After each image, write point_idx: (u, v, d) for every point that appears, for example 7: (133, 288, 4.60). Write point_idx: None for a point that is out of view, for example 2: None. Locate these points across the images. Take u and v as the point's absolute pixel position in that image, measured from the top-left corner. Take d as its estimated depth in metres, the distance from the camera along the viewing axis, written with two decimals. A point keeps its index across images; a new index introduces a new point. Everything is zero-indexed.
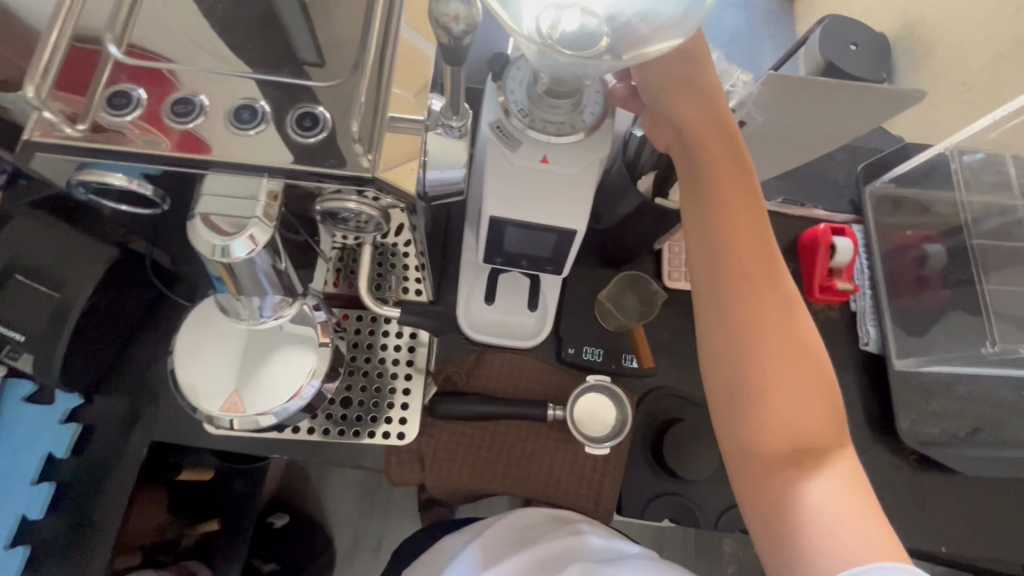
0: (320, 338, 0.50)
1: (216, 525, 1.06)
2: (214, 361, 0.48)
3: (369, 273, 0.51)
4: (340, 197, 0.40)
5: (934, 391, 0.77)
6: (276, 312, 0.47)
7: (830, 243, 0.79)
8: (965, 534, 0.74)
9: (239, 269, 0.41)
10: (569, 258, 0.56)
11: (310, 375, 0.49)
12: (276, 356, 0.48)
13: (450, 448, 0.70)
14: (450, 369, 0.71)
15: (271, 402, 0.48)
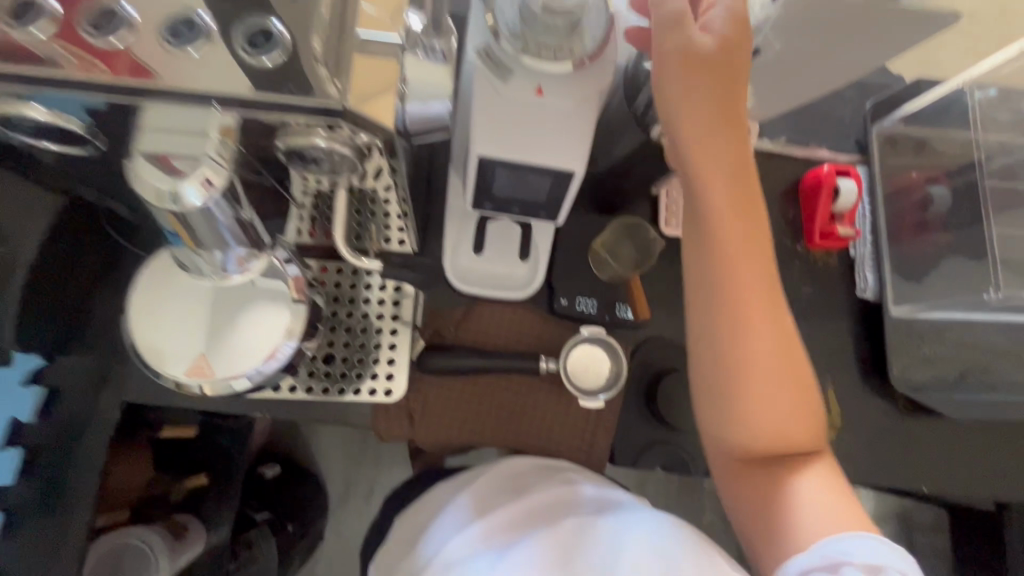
0: (294, 293, 0.46)
1: (203, 479, 1.04)
2: (178, 322, 0.44)
3: (345, 223, 0.45)
4: (307, 131, 0.35)
5: (928, 336, 0.76)
6: (242, 267, 0.43)
7: (834, 186, 0.75)
8: (947, 474, 0.76)
9: (195, 220, 0.37)
10: (565, 203, 0.52)
11: (285, 335, 0.45)
12: (246, 316, 0.45)
13: (440, 403, 0.68)
14: (439, 323, 0.68)
15: (243, 365, 0.44)
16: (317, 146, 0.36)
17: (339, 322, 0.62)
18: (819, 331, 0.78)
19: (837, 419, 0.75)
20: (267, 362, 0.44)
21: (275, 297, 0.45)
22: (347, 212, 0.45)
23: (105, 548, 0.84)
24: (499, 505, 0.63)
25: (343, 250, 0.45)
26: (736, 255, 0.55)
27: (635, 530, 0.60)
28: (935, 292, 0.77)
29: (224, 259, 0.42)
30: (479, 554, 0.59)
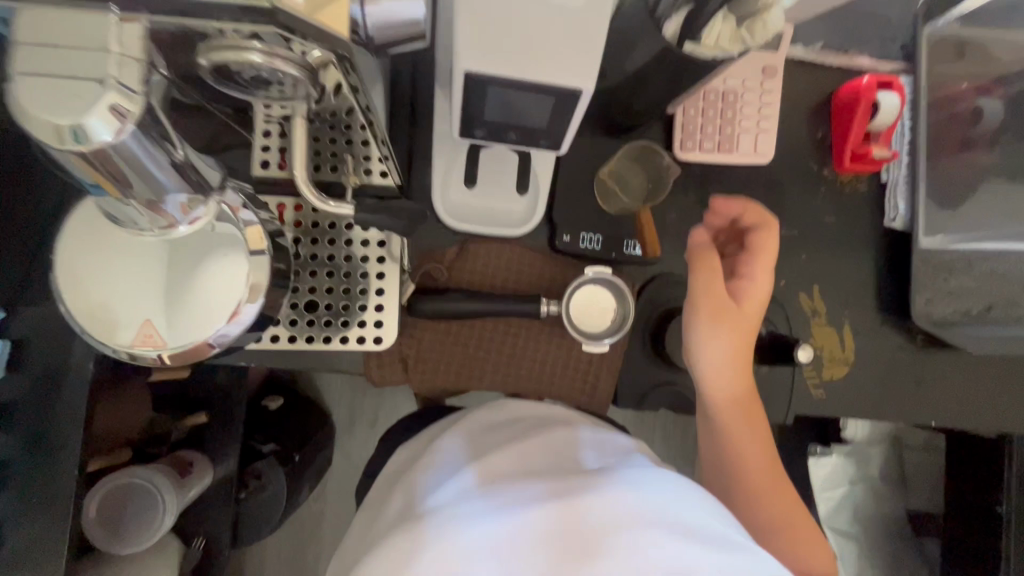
0: (253, 244, 0.40)
1: (204, 418, 1.04)
2: (118, 285, 0.38)
3: (304, 160, 0.37)
4: (240, 44, 0.29)
5: (956, 268, 0.70)
6: (188, 218, 0.37)
7: (873, 99, 0.66)
8: (959, 409, 0.73)
9: (118, 165, 0.30)
10: (568, 132, 0.44)
11: (249, 291, 0.39)
12: (199, 274, 0.39)
13: (434, 348, 0.65)
14: (430, 264, 0.63)
15: (202, 330, 0.39)
16: (256, 64, 0.30)
17: (321, 265, 0.58)
18: (840, 262, 0.72)
19: (851, 355, 0.72)
20: (230, 324, 0.39)
21: (231, 249, 0.39)
22: (306, 141, 0.38)
23: (112, 488, 0.85)
24: (494, 449, 0.54)
25: (305, 196, 0.39)
26: (747, 425, 0.58)
27: (653, 473, 0.46)
28: (967, 220, 0.71)
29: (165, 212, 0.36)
30: (463, 493, 0.48)
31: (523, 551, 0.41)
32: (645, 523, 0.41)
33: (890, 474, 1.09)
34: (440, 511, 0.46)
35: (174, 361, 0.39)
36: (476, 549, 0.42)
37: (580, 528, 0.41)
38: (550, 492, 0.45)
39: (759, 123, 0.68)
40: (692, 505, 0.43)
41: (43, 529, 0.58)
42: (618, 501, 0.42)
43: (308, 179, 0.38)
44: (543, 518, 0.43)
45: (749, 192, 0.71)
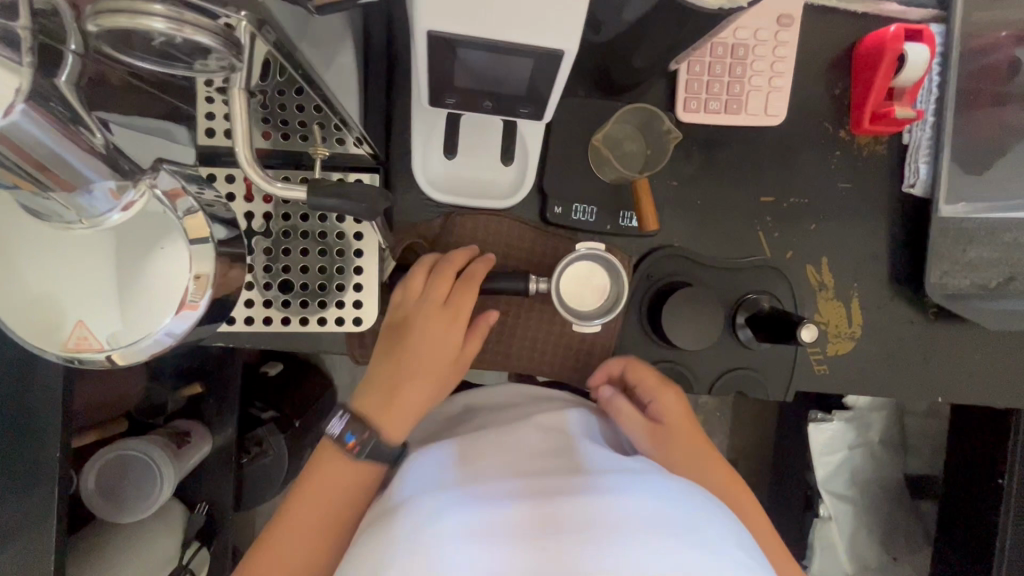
0: (193, 232, 0.35)
1: (199, 389, 1.03)
2: (41, 283, 0.34)
3: (246, 133, 0.35)
4: (136, 11, 0.27)
5: (978, 238, 0.66)
6: (120, 203, 0.34)
7: (899, 51, 0.60)
8: (970, 386, 0.70)
9: (21, 150, 0.29)
10: (552, 98, 0.39)
11: (194, 282, 0.35)
12: (135, 266, 0.34)
13: None
14: (412, 239, 0.60)
15: (145, 328, 0.34)
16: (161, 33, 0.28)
17: (294, 243, 0.55)
18: (852, 232, 0.68)
19: (858, 330, 0.68)
20: (179, 317, 0.35)
21: (167, 237, 0.35)
22: (247, 115, 0.35)
23: (108, 459, 0.86)
24: (477, 444, 0.51)
25: (253, 178, 0.36)
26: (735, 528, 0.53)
27: (654, 482, 0.43)
28: (993, 185, 0.65)
29: (93, 201, 0.33)
30: (441, 484, 0.44)
31: (506, 541, 0.37)
32: (648, 532, 0.37)
33: (892, 441, 1.08)
34: (416, 502, 0.42)
35: (123, 362, 0.35)
36: (453, 538, 0.37)
37: (574, 528, 0.38)
38: (539, 493, 0.41)
39: (771, 81, 0.62)
40: (697, 515, 0.40)
41: (26, 512, 0.57)
42: (617, 509, 0.39)
43: (252, 157, 0.35)
44: (531, 516, 0.39)
45: (757, 157, 0.66)
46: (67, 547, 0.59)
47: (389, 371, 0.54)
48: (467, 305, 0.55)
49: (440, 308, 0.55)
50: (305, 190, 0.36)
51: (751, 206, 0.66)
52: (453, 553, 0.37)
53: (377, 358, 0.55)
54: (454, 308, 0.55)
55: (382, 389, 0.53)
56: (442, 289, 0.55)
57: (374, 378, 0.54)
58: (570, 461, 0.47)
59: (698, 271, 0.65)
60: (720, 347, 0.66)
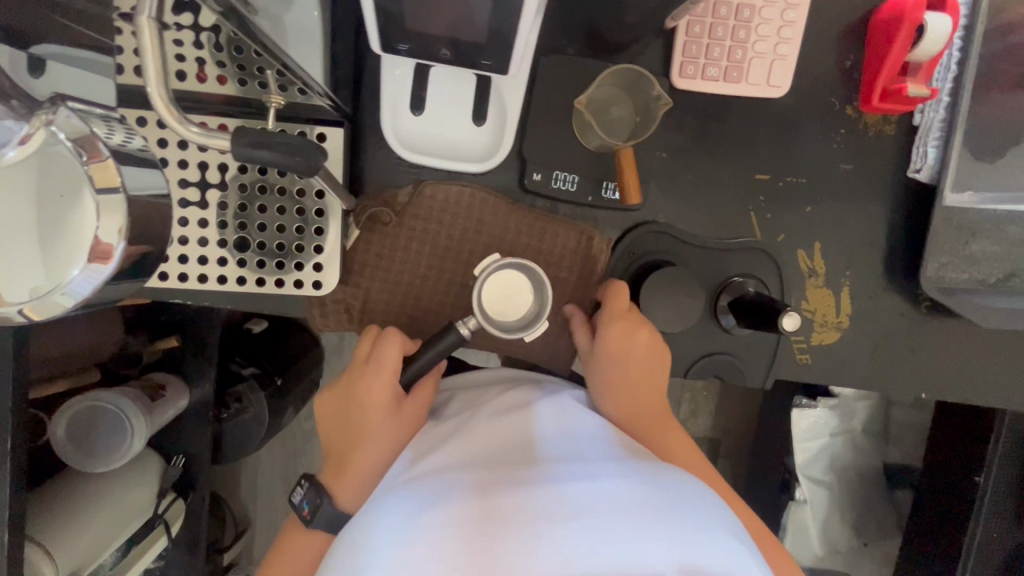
0: (100, 175, 0.29)
1: (175, 341, 1.02)
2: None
3: (160, 68, 0.32)
4: None
5: (981, 231, 0.62)
6: (17, 137, 0.30)
7: (919, 20, 0.54)
8: (956, 383, 0.68)
9: None
10: (518, 42, 0.36)
11: (103, 232, 0.30)
12: (38, 210, 0.30)
13: (382, 303, 0.59)
14: (377, 207, 0.56)
15: (57, 280, 0.30)
16: None
17: (251, 199, 0.52)
18: (849, 218, 0.64)
19: (846, 320, 0.66)
20: (87, 271, 0.30)
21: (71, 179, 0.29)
22: (159, 51, 0.32)
23: (80, 407, 0.84)
24: (446, 429, 0.53)
25: (168, 119, 0.33)
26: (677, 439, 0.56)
27: (607, 467, 0.44)
28: (1005, 175, 0.61)
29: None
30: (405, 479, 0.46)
31: (452, 537, 0.39)
32: (593, 517, 0.38)
33: (874, 431, 1.07)
34: (383, 505, 0.45)
35: (39, 318, 0.31)
36: (410, 537, 0.39)
37: (522, 517, 0.39)
38: (493, 485, 0.43)
39: (777, 48, 0.57)
40: (647, 498, 0.41)
41: None
42: (564, 499, 0.40)
43: (168, 99, 0.33)
44: (483, 508, 0.40)
45: (756, 131, 0.61)
46: (23, 501, 0.58)
47: (342, 443, 0.56)
48: (390, 355, 0.55)
49: (365, 366, 0.56)
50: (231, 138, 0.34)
51: (745, 184, 0.62)
52: (406, 553, 0.38)
53: (332, 431, 0.58)
54: (378, 361, 0.55)
55: (338, 457, 0.56)
56: (366, 345, 0.57)
57: (334, 447, 0.57)
58: (529, 447, 0.48)
59: (682, 251, 0.61)
60: (700, 331, 0.63)
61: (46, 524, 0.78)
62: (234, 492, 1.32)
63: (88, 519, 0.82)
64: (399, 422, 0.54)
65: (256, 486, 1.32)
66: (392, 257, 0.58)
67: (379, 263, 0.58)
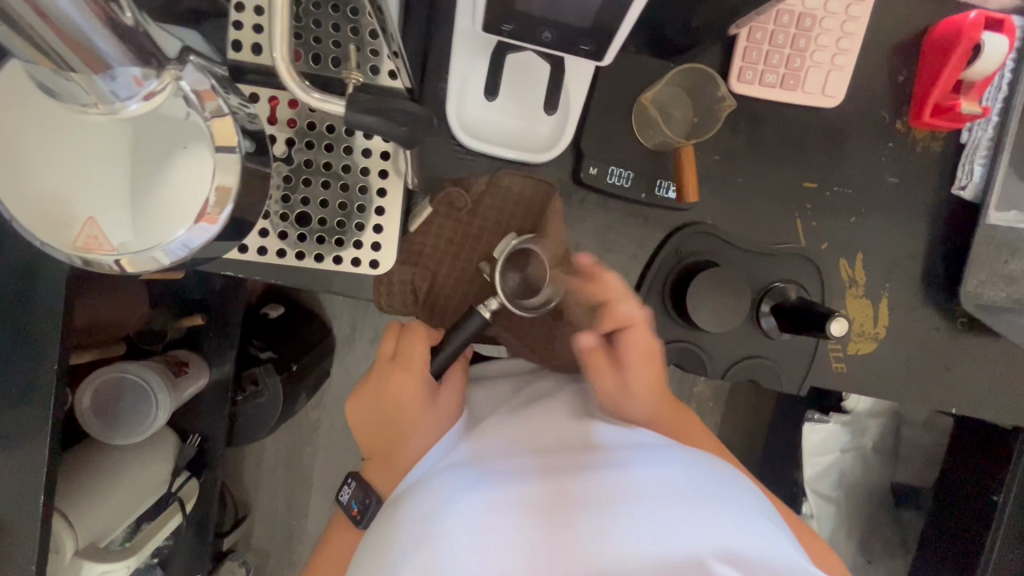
0: (217, 137, 0.33)
1: (199, 320, 1.01)
2: (57, 172, 0.32)
3: (285, 33, 0.33)
4: None
5: (1021, 250, 0.63)
6: (142, 92, 0.31)
7: (976, 39, 0.56)
8: (985, 400, 0.68)
9: (73, 47, 0.27)
10: (619, 35, 0.39)
11: (216, 193, 0.34)
12: (149, 167, 0.33)
13: (452, 283, 0.61)
14: (453, 188, 0.58)
15: (160, 237, 0.33)
16: None
17: (316, 175, 0.52)
18: (891, 230, 0.65)
19: (883, 331, 0.66)
20: (193, 231, 0.34)
21: (193, 140, 0.33)
22: (288, 14, 0.33)
23: (102, 381, 0.84)
24: (494, 414, 0.54)
25: (286, 81, 0.34)
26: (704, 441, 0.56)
27: (659, 453, 0.45)
28: None
29: (115, 86, 0.30)
30: (465, 460, 0.47)
31: (524, 522, 0.40)
32: (643, 504, 0.39)
33: (886, 450, 1.06)
34: (433, 474, 0.46)
35: (131, 270, 0.34)
36: (482, 518, 0.40)
37: (576, 505, 0.40)
38: (558, 472, 0.44)
39: (834, 58, 0.58)
40: (698, 490, 0.41)
41: (21, 421, 0.56)
42: (632, 483, 0.41)
43: (289, 60, 0.34)
44: (552, 495, 0.42)
45: (807, 139, 0.62)
46: (58, 459, 0.58)
47: (380, 437, 0.54)
48: (415, 350, 0.54)
49: (388, 362, 0.55)
50: (344, 105, 0.35)
51: (792, 192, 0.63)
52: (462, 525, 0.40)
53: (364, 431, 0.56)
54: (402, 357, 0.55)
55: (380, 454, 0.54)
56: (390, 342, 0.56)
57: (372, 445, 0.55)
58: (579, 428, 0.49)
59: (730, 254, 0.62)
60: (740, 334, 0.64)
61: (70, 490, 0.79)
62: (239, 476, 1.31)
63: (112, 491, 0.83)
64: (438, 410, 0.53)
65: (261, 472, 1.31)
66: (462, 243, 0.60)
67: (449, 248, 0.60)
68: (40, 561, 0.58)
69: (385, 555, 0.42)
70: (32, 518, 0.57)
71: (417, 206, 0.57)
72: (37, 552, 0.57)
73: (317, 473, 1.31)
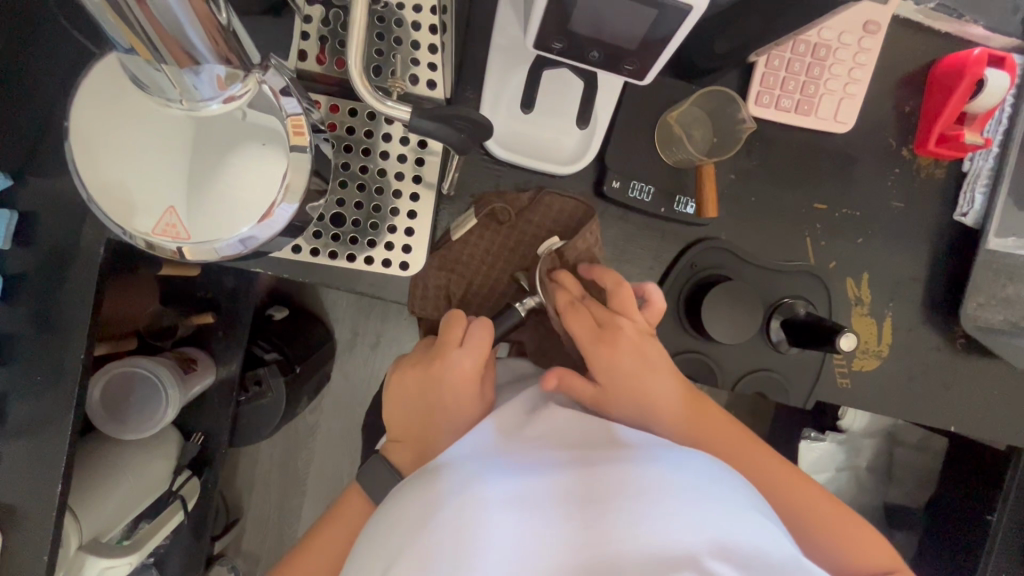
0: (292, 138, 0.36)
1: (209, 319, 1.00)
2: (135, 162, 0.34)
3: (359, 44, 0.35)
4: None
5: (1018, 275, 0.66)
6: (223, 94, 0.34)
7: (980, 75, 0.59)
8: (982, 419, 0.70)
9: (167, 36, 0.29)
10: (660, 58, 0.42)
11: (284, 191, 0.36)
12: (221, 165, 0.35)
13: (482, 293, 0.63)
14: (497, 204, 0.60)
15: (225, 230, 0.36)
16: None
17: (352, 178, 0.54)
18: (895, 251, 0.67)
19: (885, 349, 0.68)
20: (258, 227, 0.36)
21: (269, 141, 0.35)
22: (363, 26, 0.35)
23: (115, 373, 0.83)
24: (512, 398, 0.55)
25: (357, 84, 0.36)
26: (713, 430, 0.55)
27: (674, 451, 0.46)
28: None
29: (197, 82, 0.32)
30: (491, 444, 0.47)
31: (552, 512, 0.41)
32: (656, 499, 0.40)
33: (881, 472, 1.05)
34: (453, 452, 0.47)
35: (191, 257, 0.36)
36: (511, 504, 0.41)
37: (588, 494, 0.42)
38: (586, 462, 0.44)
39: (846, 87, 0.62)
40: (707, 486, 0.42)
41: (44, 406, 0.57)
42: (658, 479, 0.42)
43: (361, 67, 0.36)
44: (580, 485, 0.42)
45: (817, 162, 0.65)
46: (74, 446, 0.58)
47: (408, 430, 0.56)
48: (480, 339, 0.55)
49: (456, 349, 0.55)
50: (408, 111, 0.37)
51: (803, 211, 0.66)
52: (491, 508, 0.41)
53: (404, 414, 0.56)
54: (470, 345, 0.54)
55: (412, 439, 0.55)
56: (457, 331, 0.56)
57: (404, 429, 0.56)
58: (600, 422, 0.49)
59: (742, 269, 0.64)
60: (751, 347, 0.66)
61: (79, 482, 0.78)
62: (233, 478, 1.29)
63: (117, 484, 0.82)
64: (480, 405, 0.54)
65: (256, 474, 1.30)
66: (497, 256, 0.62)
67: (485, 257, 0.62)
68: (52, 551, 0.58)
69: (400, 523, 0.43)
70: (48, 506, 0.57)
71: (462, 215, 0.59)
72: (49, 541, 0.57)
73: (313, 477, 1.30)
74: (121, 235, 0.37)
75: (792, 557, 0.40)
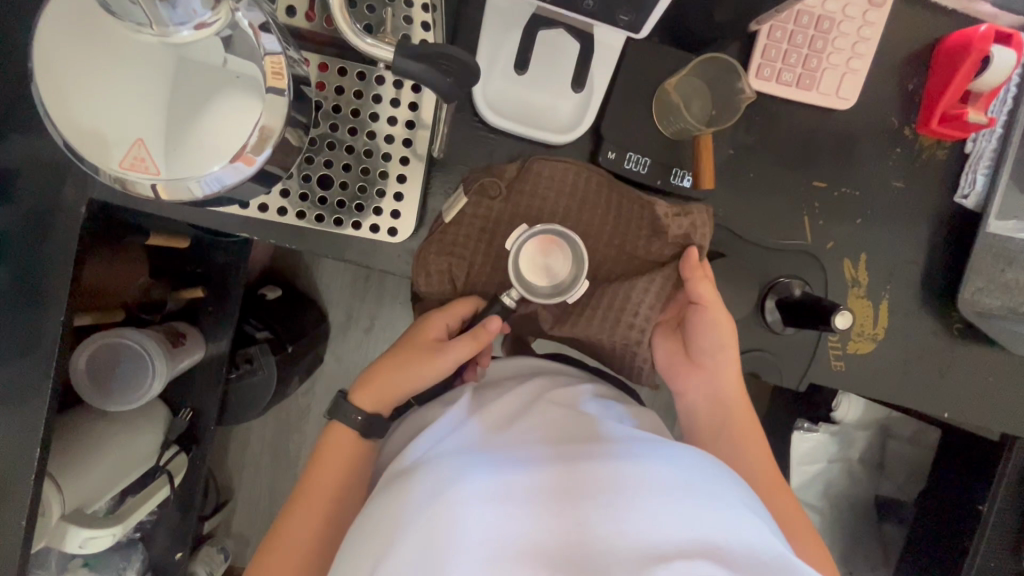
0: (269, 81, 0.35)
1: (200, 293, 0.98)
2: (105, 90, 0.33)
3: None
4: None
5: (1018, 260, 0.65)
6: (195, 21, 0.32)
7: (986, 51, 0.58)
8: (978, 407, 0.69)
9: None
10: (655, 9, 0.42)
11: (258, 135, 0.35)
12: (193, 102, 0.33)
13: (485, 270, 0.61)
14: (486, 178, 0.58)
15: (197, 170, 0.34)
16: None
17: (339, 140, 0.53)
18: (894, 234, 0.66)
19: (881, 332, 0.67)
20: (230, 169, 0.35)
21: (246, 84, 0.34)
22: None
23: (104, 343, 0.81)
24: (496, 400, 0.53)
25: (341, 24, 0.35)
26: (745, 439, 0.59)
27: (659, 446, 0.44)
28: None
29: (172, 12, 0.31)
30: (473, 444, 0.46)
31: (533, 508, 0.39)
32: (639, 494, 0.39)
33: (873, 463, 1.04)
34: (435, 453, 0.46)
35: (164, 196, 0.36)
36: (491, 504, 0.39)
37: (570, 488, 0.40)
38: (568, 457, 0.43)
39: (849, 61, 0.61)
40: (693, 480, 0.41)
41: (22, 370, 0.56)
42: (641, 473, 0.40)
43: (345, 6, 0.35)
44: (561, 481, 0.41)
45: (817, 139, 0.64)
46: (54, 411, 0.57)
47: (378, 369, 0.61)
48: (459, 307, 0.59)
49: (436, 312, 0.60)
50: (393, 51, 0.35)
51: (802, 190, 0.64)
52: (472, 507, 0.39)
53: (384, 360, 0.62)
54: (450, 309, 0.59)
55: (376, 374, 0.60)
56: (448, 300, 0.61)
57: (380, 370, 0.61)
58: (583, 422, 0.48)
59: (738, 245, 0.64)
60: (745, 327, 0.65)
61: (63, 451, 0.77)
62: (222, 457, 1.28)
63: (103, 454, 0.81)
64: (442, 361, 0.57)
65: (245, 454, 1.29)
66: (495, 231, 0.60)
67: (479, 236, 0.60)
68: (31, 519, 0.56)
69: (383, 522, 0.42)
70: (26, 472, 0.56)
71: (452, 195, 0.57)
72: (26, 509, 0.56)
73: (302, 458, 1.29)
74: (91, 171, 0.36)
75: (783, 554, 0.38)
